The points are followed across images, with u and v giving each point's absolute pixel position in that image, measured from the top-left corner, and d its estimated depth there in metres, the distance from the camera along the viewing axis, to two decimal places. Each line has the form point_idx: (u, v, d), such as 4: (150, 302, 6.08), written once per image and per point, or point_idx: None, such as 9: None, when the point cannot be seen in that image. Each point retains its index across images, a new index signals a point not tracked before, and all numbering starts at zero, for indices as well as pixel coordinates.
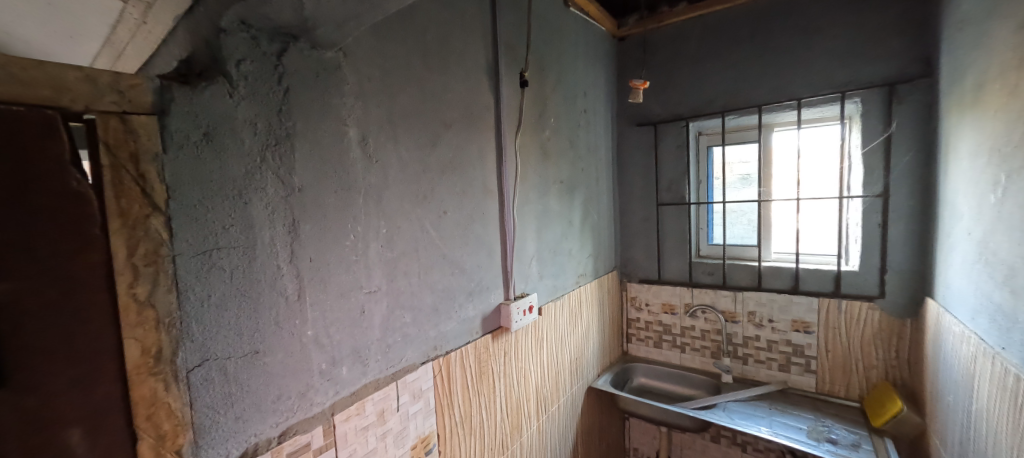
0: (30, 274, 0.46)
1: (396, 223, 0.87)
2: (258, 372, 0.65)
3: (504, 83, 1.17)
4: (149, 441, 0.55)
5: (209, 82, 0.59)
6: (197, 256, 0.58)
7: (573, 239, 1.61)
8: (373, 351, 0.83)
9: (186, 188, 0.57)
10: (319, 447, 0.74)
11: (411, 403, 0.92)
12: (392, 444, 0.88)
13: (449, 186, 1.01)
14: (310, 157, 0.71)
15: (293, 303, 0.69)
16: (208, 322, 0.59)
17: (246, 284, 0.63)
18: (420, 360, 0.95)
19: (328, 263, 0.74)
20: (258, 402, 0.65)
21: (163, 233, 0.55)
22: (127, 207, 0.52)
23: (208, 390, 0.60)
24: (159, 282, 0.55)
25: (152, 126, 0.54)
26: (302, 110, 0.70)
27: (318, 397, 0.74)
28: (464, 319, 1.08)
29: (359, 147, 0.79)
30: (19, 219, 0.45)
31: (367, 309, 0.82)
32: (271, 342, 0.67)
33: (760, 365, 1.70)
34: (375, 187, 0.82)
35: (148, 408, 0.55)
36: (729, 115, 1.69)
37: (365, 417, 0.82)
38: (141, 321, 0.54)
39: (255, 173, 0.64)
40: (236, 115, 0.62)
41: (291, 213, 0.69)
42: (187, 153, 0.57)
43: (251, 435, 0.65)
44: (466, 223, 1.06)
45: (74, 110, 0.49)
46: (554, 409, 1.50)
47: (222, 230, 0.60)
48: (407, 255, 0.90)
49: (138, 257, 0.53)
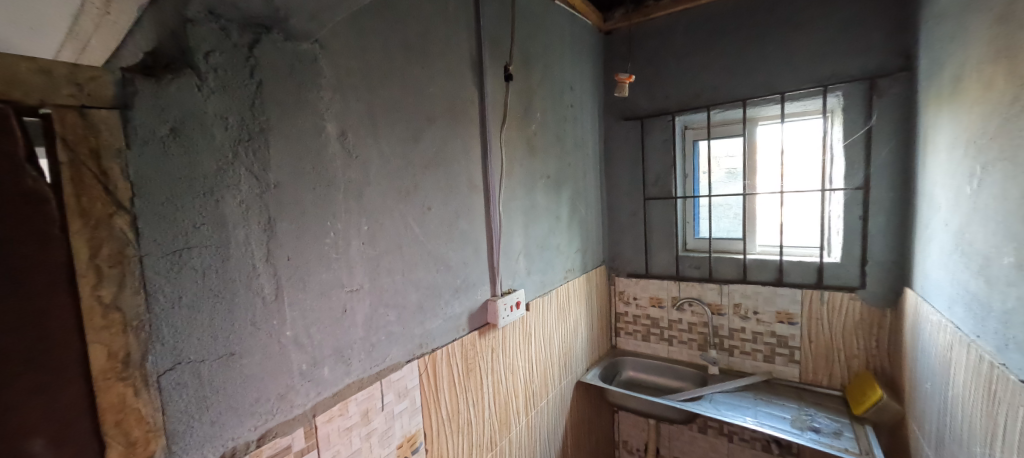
0: None
1: (378, 219, 0.85)
2: (235, 374, 0.63)
3: (488, 77, 1.16)
4: (118, 448, 0.53)
5: (176, 74, 0.56)
6: (166, 257, 0.56)
7: (561, 234, 1.60)
8: (355, 350, 0.81)
9: (152, 186, 0.54)
10: (300, 449, 0.73)
11: (396, 401, 0.91)
12: (377, 444, 0.86)
13: (433, 182, 0.99)
14: (286, 153, 0.69)
15: (271, 303, 0.67)
16: (180, 324, 0.57)
17: (221, 284, 0.61)
18: (406, 359, 0.93)
19: (308, 262, 0.72)
20: (235, 405, 0.63)
21: (129, 233, 0.52)
22: (90, 206, 0.50)
23: (181, 394, 0.58)
24: (126, 284, 0.53)
25: (114, 121, 0.51)
26: (276, 104, 0.67)
27: (299, 399, 0.72)
28: (450, 317, 1.06)
29: (338, 142, 0.77)
30: None
31: (350, 308, 0.80)
32: (248, 344, 0.65)
33: (746, 357, 1.72)
34: (356, 183, 0.80)
35: (117, 414, 0.53)
36: (714, 108, 1.70)
37: (349, 417, 0.80)
38: (108, 324, 0.52)
39: (227, 169, 0.61)
40: (206, 109, 0.59)
41: (266, 210, 0.66)
42: (153, 149, 0.54)
43: (229, 439, 0.63)
44: (450, 219, 1.05)
45: (29, 104, 0.46)
46: (543, 404, 1.51)
47: (193, 228, 0.58)
48: (391, 252, 0.88)
49: (102, 258, 0.51)
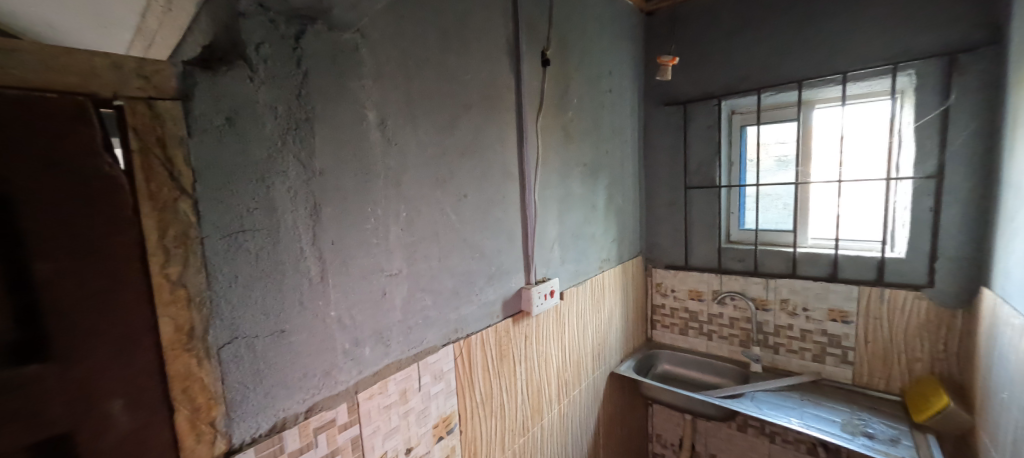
0: (79, 255, 0.49)
1: (416, 206, 0.87)
2: (285, 350, 0.67)
3: (525, 63, 1.14)
4: (185, 413, 0.58)
5: (229, 66, 0.59)
6: (224, 239, 0.59)
7: (596, 223, 1.58)
8: (394, 332, 0.84)
9: (211, 171, 0.57)
10: (343, 423, 0.75)
11: (432, 383, 0.93)
12: (414, 422, 0.89)
13: (468, 170, 1.00)
14: (330, 141, 0.70)
15: (317, 284, 0.70)
16: (236, 301, 0.61)
17: (272, 266, 0.64)
18: (441, 342, 0.96)
19: (351, 247, 0.75)
20: (285, 380, 0.67)
21: (191, 216, 0.56)
22: (157, 190, 0.54)
23: (238, 367, 0.62)
24: (189, 263, 0.57)
25: (176, 111, 0.54)
26: (320, 93, 0.69)
27: (342, 376, 0.75)
28: (484, 303, 1.08)
29: (379, 130, 0.78)
30: (62, 205, 0.48)
31: (388, 291, 0.83)
32: (296, 322, 0.68)
33: (792, 355, 1.63)
34: (395, 170, 0.82)
35: (183, 382, 0.57)
36: (765, 91, 1.59)
37: (388, 396, 0.83)
38: (175, 300, 0.56)
39: (277, 156, 0.64)
40: (257, 99, 0.61)
41: (312, 196, 0.69)
42: (211, 137, 0.57)
43: (280, 410, 0.67)
44: (485, 207, 1.05)
45: (104, 97, 0.50)
46: (576, 394, 1.50)
47: (247, 213, 0.61)
48: (428, 239, 0.90)
49: (169, 239, 0.55)
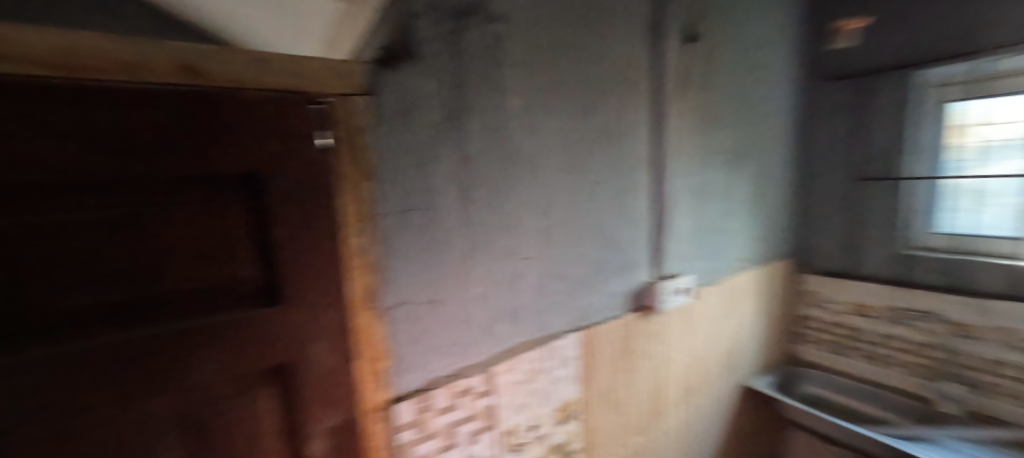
0: (298, 224, 0.60)
1: (552, 193, 0.88)
2: (436, 318, 0.75)
3: (668, 41, 1.06)
4: (363, 362, 0.68)
5: (403, 63, 0.66)
6: (395, 216, 0.68)
7: (736, 218, 1.41)
8: (525, 313, 0.88)
9: (388, 156, 0.66)
10: (480, 392, 0.81)
11: (558, 367, 0.95)
12: (540, 402, 0.92)
13: (602, 157, 0.97)
14: (480, 128, 0.75)
15: (464, 262, 0.76)
16: (402, 271, 0.70)
17: (430, 242, 0.72)
18: (567, 329, 0.97)
19: (493, 229, 0.80)
20: (435, 344, 0.75)
21: (372, 195, 0.66)
22: (350, 172, 0.64)
23: (401, 328, 0.71)
24: (369, 236, 0.66)
25: (366, 105, 0.64)
26: (473, 84, 0.73)
27: (480, 348, 0.81)
28: (611, 294, 1.05)
29: (521, 117, 0.81)
30: (290, 182, 0.58)
31: (522, 273, 0.86)
32: (446, 294, 0.75)
33: (1014, 403, 1.24)
34: (534, 156, 0.84)
35: (362, 336, 0.68)
36: (996, 53, 1.20)
37: (518, 373, 0.87)
38: (359, 265, 0.66)
39: (437, 143, 0.71)
40: (425, 92, 0.69)
41: (463, 180, 0.74)
42: (389, 127, 0.66)
43: (430, 371, 0.75)
44: (617, 196, 1.02)
45: (315, 94, 0.60)
46: (701, 401, 1.39)
47: (413, 194, 0.69)
48: (561, 226, 0.91)
49: (356, 214, 0.65)
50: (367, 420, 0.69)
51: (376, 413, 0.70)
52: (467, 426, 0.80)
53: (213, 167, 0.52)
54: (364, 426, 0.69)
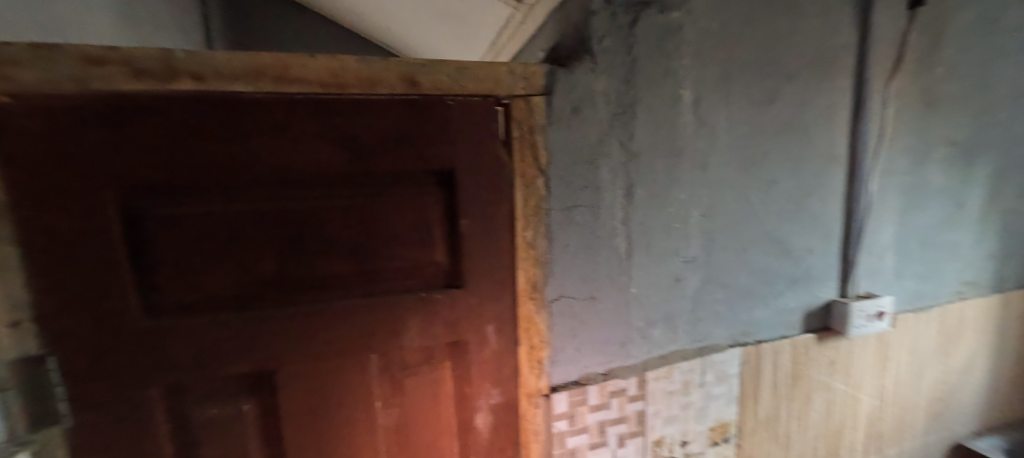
0: (480, 215, 0.67)
1: (720, 192, 0.80)
2: (593, 315, 0.75)
3: (880, 8, 0.86)
4: (525, 347, 0.73)
5: (579, 61, 0.67)
6: (562, 212, 0.70)
7: (963, 229, 1.10)
8: (683, 320, 0.82)
9: (559, 154, 0.68)
10: (632, 395, 0.79)
11: (715, 384, 0.86)
12: (693, 417, 0.86)
13: (783, 152, 0.85)
14: (648, 124, 0.72)
15: (624, 260, 0.75)
16: (565, 265, 0.72)
17: (592, 239, 0.72)
18: (728, 342, 0.88)
19: (655, 228, 0.76)
20: (591, 340, 0.75)
21: (543, 190, 0.69)
22: (524, 169, 0.68)
23: (560, 320, 0.73)
24: (538, 230, 0.70)
25: (542, 104, 0.67)
26: (645, 77, 0.71)
27: (634, 351, 0.79)
28: (783, 310, 0.92)
29: (692, 110, 0.75)
30: (478, 179, 0.66)
31: (683, 277, 0.80)
32: (604, 292, 0.75)
33: None
34: (703, 152, 0.78)
35: (526, 323, 0.72)
36: None
37: (672, 382, 0.82)
38: (527, 257, 0.70)
39: (605, 140, 0.70)
40: (595, 89, 0.69)
41: (628, 177, 0.73)
42: (562, 125, 0.68)
43: (584, 366, 0.76)
44: (799, 198, 0.88)
45: (500, 96, 0.65)
46: (892, 452, 1.13)
47: (579, 190, 0.70)
48: (728, 228, 0.82)
49: (528, 208, 0.69)
50: (525, 404, 0.74)
51: (533, 399, 0.74)
52: (617, 427, 0.78)
53: (421, 163, 0.63)
54: (522, 409, 0.75)
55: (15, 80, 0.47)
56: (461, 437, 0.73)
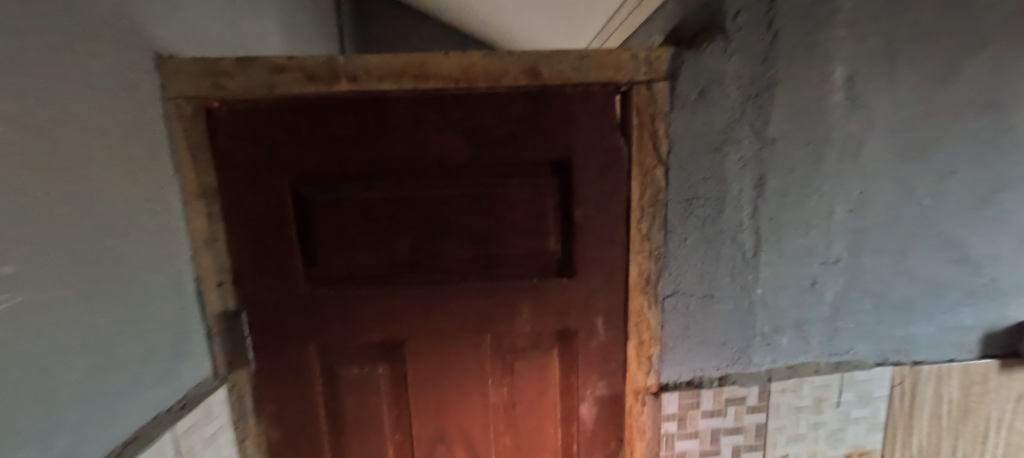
0: (594, 206, 0.67)
1: (875, 184, 0.69)
2: (711, 315, 0.70)
3: None
4: (634, 343, 0.71)
5: (709, 42, 0.62)
6: (682, 204, 0.66)
7: None
8: (818, 329, 0.73)
9: (682, 142, 0.64)
10: (752, 405, 0.72)
11: (856, 405, 0.75)
12: (824, 439, 0.76)
13: (969, 136, 0.69)
14: (788, 107, 0.65)
15: (750, 259, 0.69)
16: (682, 260, 0.68)
17: (713, 233, 0.67)
18: (875, 360, 0.76)
19: (788, 224, 0.68)
20: (707, 342, 0.71)
21: (662, 181, 0.66)
22: (643, 159, 0.65)
23: (674, 318, 0.69)
24: (655, 222, 0.67)
25: (666, 90, 0.63)
26: (787, 55, 0.63)
27: (756, 358, 0.72)
28: (952, 327, 0.77)
29: (845, 90, 0.65)
30: (594, 170, 0.66)
31: (820, 281, 0.71)
32: (725, 291, 0.69)
33: None
34: (856, 138, 0.67)
35: (636, 318, 0.70)
36: None
37: (801, 397, 0.73)
38: (642, 250, 0.68)
39: (735, 127, 0.65)
40: (726, 71, 0.63)
41: (760, 166, 0.66)
42: (687, 111, 0.64)
43: (698, 368, 0.71)
44: (988, 193, 0.71)
45: (621, 84, 0.64)
46: None
47: (702, 181, 0.66)
48: (882, 228, 0.71)
49: (646, 199, 0.66)
50: (632, 400, 0.73)
51: (640, 396, 0.72)
52: (732, 437, 0.73)
53: (540, 154, 0.65)
54: (628, 404, 0.73)
55: (225, 89, 0.60)
56: (564, 425, 0.74)
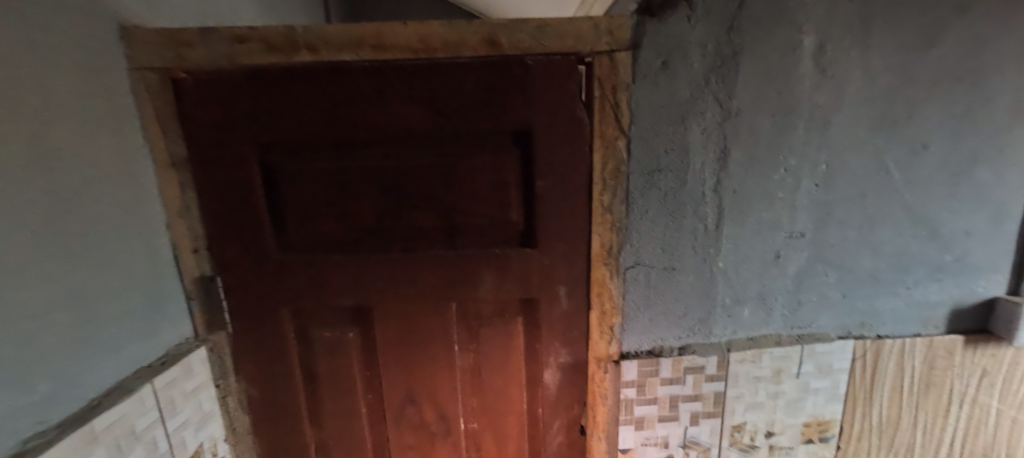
0: (557, 177, 0.68)
1: (844, 156, 0.68)
2: (672, 286, 0.71)
3: None
4: (596, 312, 0.73)
5: (672, 9, 0.61)
6: (643, 176, 0.67)
7: None
8: (780, 302, 0.74)
9: (643, 114, 0.64)
10: (711, 374, 0.74)
11: (815, 376, 0.76)
12: (782, 408, 0.78)
13: (943, 107, 0.67)
14: (753, 77, 0.63)
15: (711, 231, 0.69)
16: (643, 232, 0.69)
17: (675, 206, 0.68)
18: (838, 333, 0.76)
19: (751, 198, 0.68)
20: (667, 312, 0.72)
21: (624, 153, 0.66)
22: (605, 131, 0.66)
23: (635, 288, 0.71)
24: (616, 194, 0.68)
25: (628, 60, 0.63)
26: (753, 22, 0.61)
27: (716, 329, 0.74)
28: (920, 303, 0.76)
29: (813, 59, 0.63)
30: (556, 142, 0.66)
31: (784, 254, 0.71)
32: (686, 263, 0.70)
33: None
34: (824, 110, 0.66)
35: (598, 288, 0.72)
36: None
37: (760, 368, 0.74)
38: (603, 221, 0.69)
39: (698, 98, 0.64)
40: (689, 40, 0.62)
41: (723, 139, 0.66)
42: (649, 82, 0.63)
43: (658, 338, 0.74)
44: (961, 167, 0.69)
45: (582, 54, 0.64)
46: None
47: (664, 153, 0.66)
48: (849, 201, 0.70)
49: (607, 171, 0.67)
50: (594, 367, 0.75)
51: (602, 363, 0.75)
52: (691, 404, 0.75)
53: (501, 125, 0.65)
54: (591, 371, 0.76)
55: (188, 59, 0.61)
56: (529, 389, 0.78)
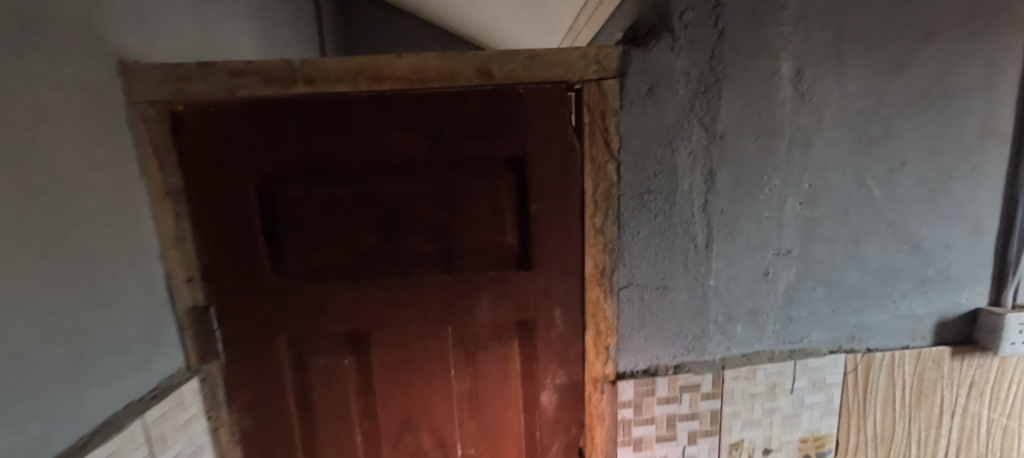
0: (550, 200, 0.69)
1: (826, 175, 0.70)
2: (665, 305, 0.72)
3: None
4: (592, 332, 0.74)
5: (657, 39, 0.64)
6: (634, 197, 0.68)
7: None
8: (771, 318, 0.75)
9: (632, 138, 0.67)
10: (707, 392, 0.74)
11: (810, 391, 0.77)
12: (779, 424, 0.78)
13: (917, 127, 0.70)
14: (736, 102, 0.66)
15: (701, 250, 0.71)
16: (636, 252, 0.70)
17: (666, 226, 0.70)
18: (829, 348, 0.78)
19: (739, 217, 0.70)
20: (662, 331, 0.73)
21: (614, 176, 0.68)
22: (595, 155, 0.68)
23: (630, 307, 0.72)
24: (608, 215, 0.69)
25: (615, 87, 0.65)
26: (734, 51, 0.64)
27: (710, 346, 0.75)
28: (907, 315, 0.78)
29: (792, 84, 0.66)
30: (548, 166, 0.68)
31: (773, 271, 0.73)
32: (678, 281, 0.71)
33: None
34: (804, 131, 0.68)
35: (593, 308, 0.73)
36: None
37: (755, 384, 0.75)
38: (596, 242, 0.70)
39: (684, 122, 0.66)
40: (674, 68, 0.65)
41: (710, 161, 0.68)
42: (637, 108, 0.66)
43: (654, 357, 0.74)
44: (937, 183, 0.72)
45: (572, 82, 0.66)
46: None
47: (653, 175, 0.68)
48: (833, 218, 0.72)
49: (598, 193, 0.69)
50: (591, 388, 0.76)
51: (599, 384, 0.75)
52: (689, 423, 0.75)
53: (495, 151, 0.67)
54: (588, 392, 0.76)
55: (187, 92, 0.62)
56: (527, 412, 0.77)
